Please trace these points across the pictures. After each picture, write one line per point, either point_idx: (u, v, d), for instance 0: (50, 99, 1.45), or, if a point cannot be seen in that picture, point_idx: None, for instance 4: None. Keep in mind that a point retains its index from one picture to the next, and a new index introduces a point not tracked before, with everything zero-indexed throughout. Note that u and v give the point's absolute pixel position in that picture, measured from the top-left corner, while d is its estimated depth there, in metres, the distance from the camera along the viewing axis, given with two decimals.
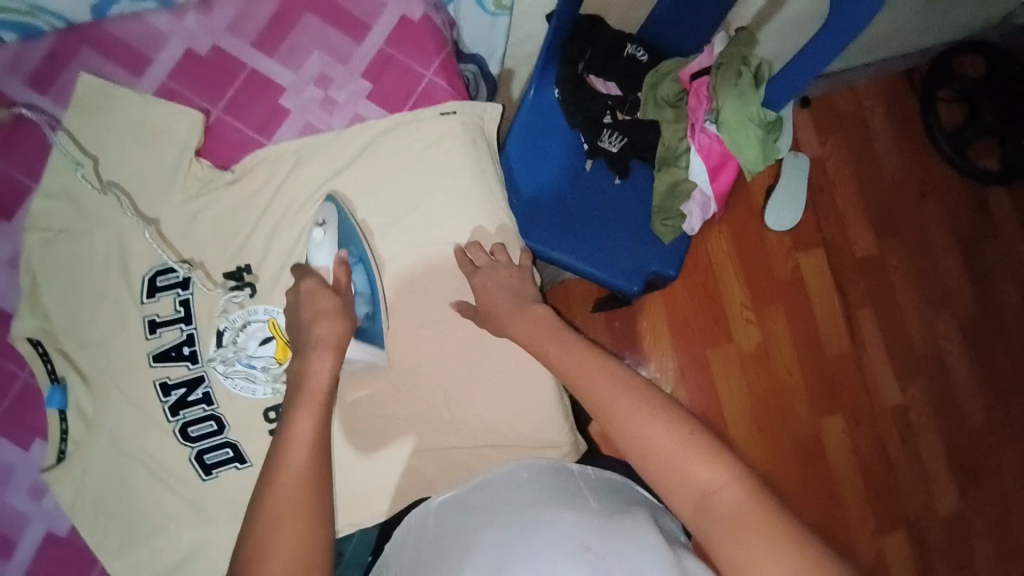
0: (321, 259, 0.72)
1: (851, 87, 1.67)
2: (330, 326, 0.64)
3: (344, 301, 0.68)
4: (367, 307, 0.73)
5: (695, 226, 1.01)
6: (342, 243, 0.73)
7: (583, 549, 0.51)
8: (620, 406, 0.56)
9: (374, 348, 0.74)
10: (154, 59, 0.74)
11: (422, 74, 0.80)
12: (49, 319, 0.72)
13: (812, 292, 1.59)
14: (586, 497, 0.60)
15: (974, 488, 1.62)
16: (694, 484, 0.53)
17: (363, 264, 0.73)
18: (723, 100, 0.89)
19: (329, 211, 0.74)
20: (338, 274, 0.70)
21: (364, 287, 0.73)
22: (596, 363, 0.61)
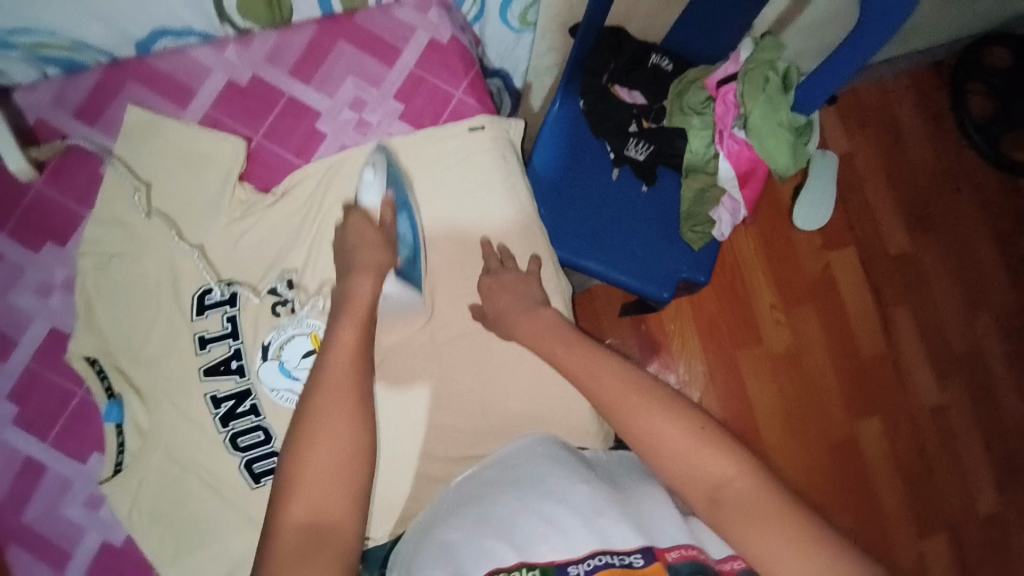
0: (371, 198, 0.75)
1: (879, 82, 1.64)
2: (369, 253, 0.70)
3: (386, 236, 0.72)
4: (409, 253, 0.76)
5: (725, 231, 1.01)
6: (390, 186, 0.76)
7: (595, 514, 0.54)
8: (636, 403, 0.58)
9: (412, 289, 0.77)
10: (198, 90, 0.78)
11: (452, 94, 0.82)
12: (104, 339, 0.75)
13: (844, 290, 1.57)
14: (595, 467, 0.64)
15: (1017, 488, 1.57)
16: (708, 476, 0.54)
17: (408, 210, 0.77)
18: (751, 106, 0.89)
19: (380, 156, 0.78)
20: (385, 215, 0.74)
21: (407, 233, 0.76)
22: (611, 367, 0.63)
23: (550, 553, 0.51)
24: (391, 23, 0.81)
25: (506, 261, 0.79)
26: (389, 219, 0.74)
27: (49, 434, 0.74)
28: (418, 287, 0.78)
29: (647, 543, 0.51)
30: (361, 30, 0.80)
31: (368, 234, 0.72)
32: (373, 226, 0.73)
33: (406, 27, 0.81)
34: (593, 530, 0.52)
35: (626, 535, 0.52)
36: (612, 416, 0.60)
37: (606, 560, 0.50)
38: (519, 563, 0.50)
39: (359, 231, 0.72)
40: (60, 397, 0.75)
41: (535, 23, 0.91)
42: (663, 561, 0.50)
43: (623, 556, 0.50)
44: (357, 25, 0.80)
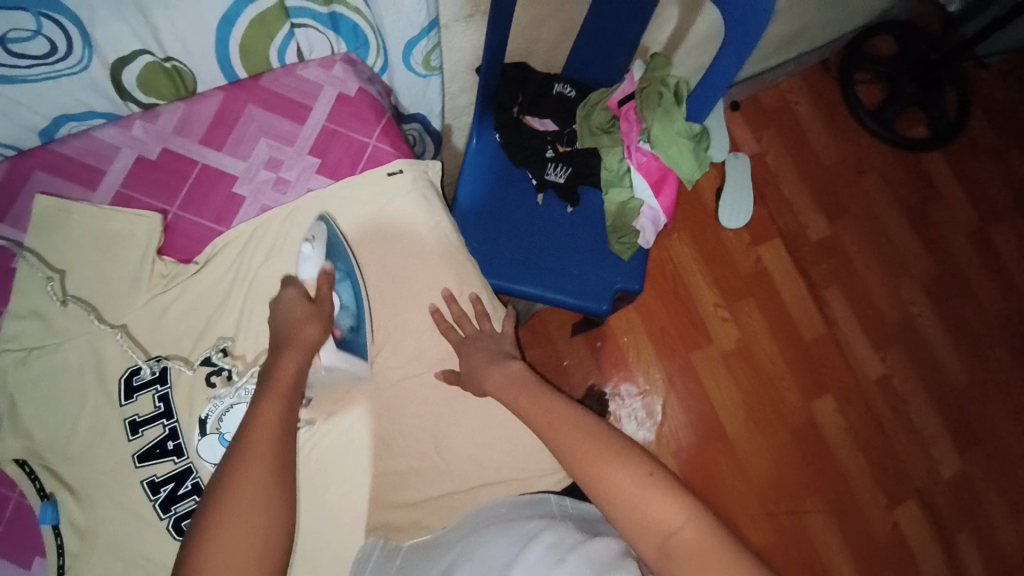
0: (307, 271, 0.77)
1: (775, 86, 1.79)
2: (301, 330, 0.72)
3: (322, 315, 0.75)
4: (352, 319, 0.79)
5: (649, 238, 1.05)
6: (328, 257, 0.79)
7: (559, 558, 0.57)
8: (591, 453, 0.62)
9: (356, 357, 0.79)
10: (106, 170, 0.77)
11: (366, 142, 0.83)
12: (31, 438, 0.71)
13: (778, 280, 1.65)
14: (567, 520, 0.67)
15: (970, 442, 1.65)
16: (657, 525, 0.56)
17: (350, 277, 0.79)
18: (651, 120, 0.96)
19: (320, 227, 0.79)
20: (321, 289, 0.76)
21: (349, 301, 0.79)
22: (569, 414, 0.67)
23: None
24: (297, 83, 0.82)
25: (484, 322, 0.83)
26: (326, 292, 0.76)
27: None
28: (363, 353, 0.80)
29: None
30: (267, 91, 0.81)
31: (300, 313, 0.73)
32: (307, 301, 0.75)
33: (312, 84, 0.82)
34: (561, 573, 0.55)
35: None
36: (570, 459, 0.63)
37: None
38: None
39: (291, 309, 0.74)
40: None
41: (440, 66, 0.93)
42: None
43: None
44: (263, 87, 0.81)
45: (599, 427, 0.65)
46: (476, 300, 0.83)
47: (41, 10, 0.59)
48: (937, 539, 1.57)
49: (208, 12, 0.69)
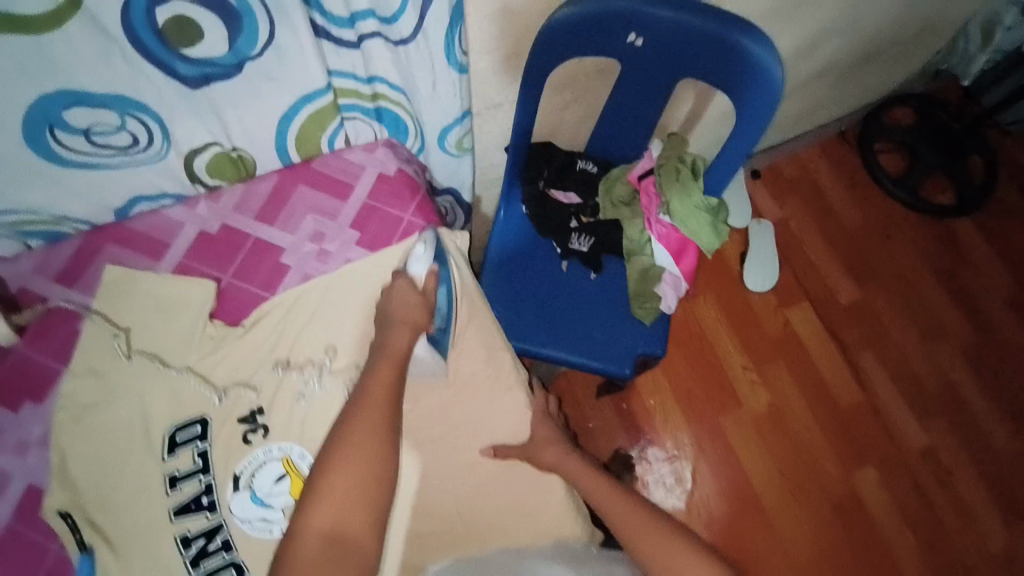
0: (418, 266, 0.82)
1: (794, 155, 1.84)
2: (409, 312, 0.79)
3: (426, 302, 0.80)
4: (443, 320, 0.84)
5: (672, 305, 1.08)
6: (435, 259, 0.84)
7: None
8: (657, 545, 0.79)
9: (438, 354, 0.83)
10: (171, 243, 0.85)
11: (402, 217, 0.90)
12: (76, 490, 0.75)
13: (807, 344, 1.63)
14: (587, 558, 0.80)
15: None
16: None
17: (448, 284, 0.85)
18: (670, 194, 1.01)
19: (431, 233, 0.86)
20: (428, 283, 0.82)
21: (444, 305, 0.84)
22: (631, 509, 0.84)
23: None
24: (344, 165, 0.91)
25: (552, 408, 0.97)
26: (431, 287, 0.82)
27: None
28: (444, 352, 0.84)
29: None
30: (318, 173, 0.90)
31: (411, 299, 0.79)
32: (416, 292, 0.80)
33: (357, 166, 0.91)
34: None
35: None
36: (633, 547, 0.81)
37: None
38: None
39: (402, 296, 0.79)
40: (35, 553, 0.73)
41: (471, 147, 1.02)
42: None
43: None
44: (314, 169, 0.90)
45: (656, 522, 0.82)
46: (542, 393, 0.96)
47: (126, 110, 0.70)
48: None
49: (270, 109, 0.79)
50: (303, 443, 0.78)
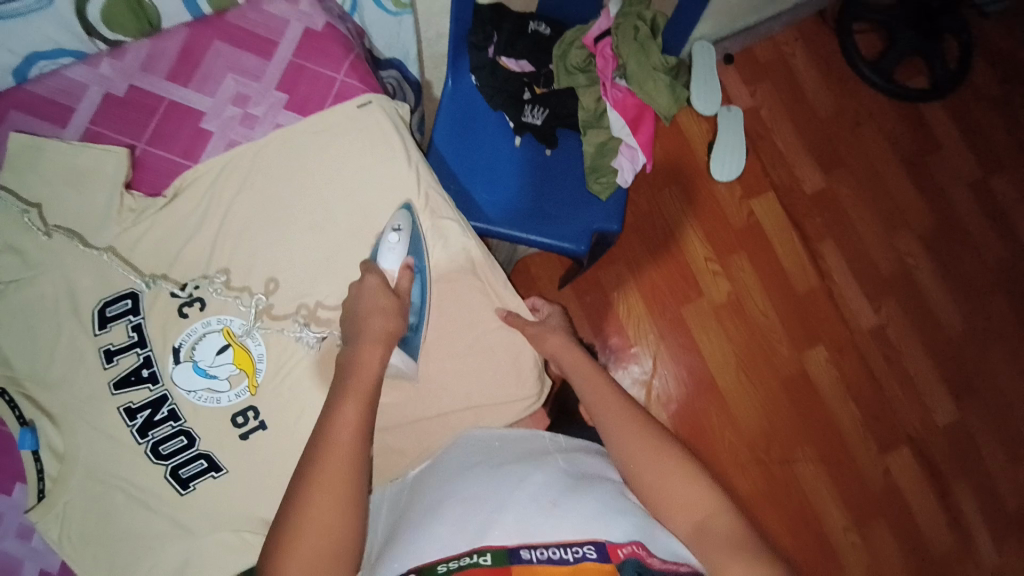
0: (390, 261, 0.76)
1: (769, 37, 1.74)
2: (381, 321, 0.71)
3: (400, 304, 0.73)
4: (416, 317, 0.79)
5: (628, 178, 1.03)
6: (410, 251, 0.78)
7: (552, 503, 0.62)
8: (645, 453, 0.68)
9: (408, 355, 0.78)
10: (75, 107, 0.76)
11: (334, 78, 0.82)
12: (11, 366, 0.73)
13: (770, 233, 1.64)
14: (555, 460, 0.71)
15: (968, 392, 1.64)
16: (693, 509, 0.62)
17: (423, 275, 0.80)
18: (625, 53, 0.97)
19: (404, 216, 0.79)
20: (402, 279, 0.76)
21: (418, 298, 0.79)
22: (621, 399, 0.75)
23: (503, 537, 0.58)
24: (263, 18, 0.81)
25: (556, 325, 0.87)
26: (405, 285, 0.76)
27: None
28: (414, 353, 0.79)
29: (604, 538, 0.57)
30: (234, 26, 0.80)
31: (384, 302, 0.72)
32: (389, 292, 0.74)
33: (279, 20, 0.81)
34: (548, 516, 0.60)
35: (574, 524, 0.59)
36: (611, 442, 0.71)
37: (561, 554, 0.55)
38: (470, 549, 0.57)
39: (374, 299, 0.73)
40: None
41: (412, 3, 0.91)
42: (616, 557, 0.54)
43: (577, 547, 0.56)
44: (229, 23, 0.80)
45: (620, 395, 0.75)
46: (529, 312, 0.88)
47: None
48: (932, 485, 1.58)
49: None
50: (243, 315, 0.76)
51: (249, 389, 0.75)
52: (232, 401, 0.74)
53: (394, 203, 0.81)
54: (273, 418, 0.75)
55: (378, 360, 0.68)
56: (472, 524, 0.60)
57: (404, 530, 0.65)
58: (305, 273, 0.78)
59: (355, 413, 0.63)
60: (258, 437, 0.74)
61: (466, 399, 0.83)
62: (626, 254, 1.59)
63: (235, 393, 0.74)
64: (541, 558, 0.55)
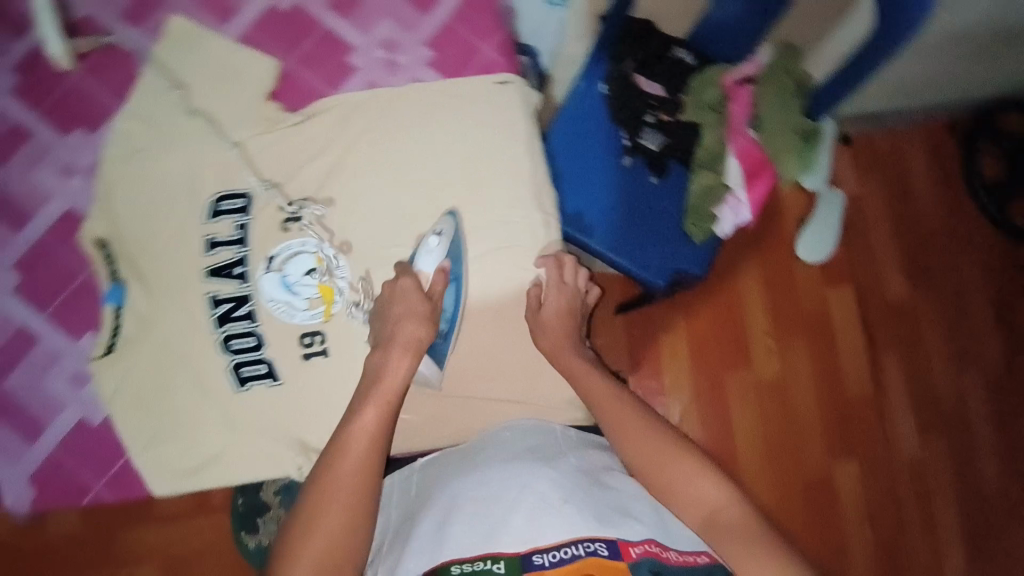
0: (426, 263, 0.76)
1: (891, 130, 1.60)
2: (412, 330, 0.71)
3: (432, 310, 0.73)
4: (446, 326, 0.78)
5: (727, 229, 1.04)
6: (448, 256, 0.77)
7: (562, 501, 0.61)
8: (652, 445, 0.66)
9: (434, 364, 0.78)
10: (240, 10, 0.81)
11: (480, 49, 0.84)
12: (116, 225, 0.76)
13: (838, 327, 1.53)
14: (568, 456, 0.69)
15: (986, 559, 1.50)
16: (703, 501, 0.61)
17: (458, 283, 0.78)
18: (763, 105, 0.97)
19: (449, 223, 0.78)
20: (435, 285, 0.75)
21: (451, 307, 0.78)
22: (620, 398, 0.71)
23: (515, 545, 0.58)
24: None
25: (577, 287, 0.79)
26: (439, 290, 0.75)
27: (51, 305, 0.76)
28: (441, 361, 0.79)
29: (614, 535, 0.58)
30: None
31: (416, 307, 0.72)
32: (421, 294, 0.73)
33: None
34: (561, 519, 0.59)
35: (587, 522, 0.59)
36: (613, 433, 0.69)
37: (574, 550, 0.57)
38: (483, 555, 0.58)
39: (407, 301, 0.72)
40: (64, 275, 0.76)
41: None
42: (627, 555, 0.57)
43: (592, 542, 0.57)
44: None
45: (623, 393, 0.72)
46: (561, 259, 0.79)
47: None
48: None
49: None
50: (335, 244, 0.78)
51: (324, 314, 0.76)
52: (306, 320, 0.75)
53: (505, 180, 0.81)
54: (339, 349, 0.75)
55: (405, 370, 0.68)
56: (471, 529, 0.60)
57: (405, 528, 0.65)
58: (405, 224, 0.79)
59: (373, 417, 0.65)
60: (319, 361, 0.75)
61: (511, 390, 0.81)
62: (685, 302, 1.50)
63: (311, 314, 0.75)
64: (553, 561, 0.56)
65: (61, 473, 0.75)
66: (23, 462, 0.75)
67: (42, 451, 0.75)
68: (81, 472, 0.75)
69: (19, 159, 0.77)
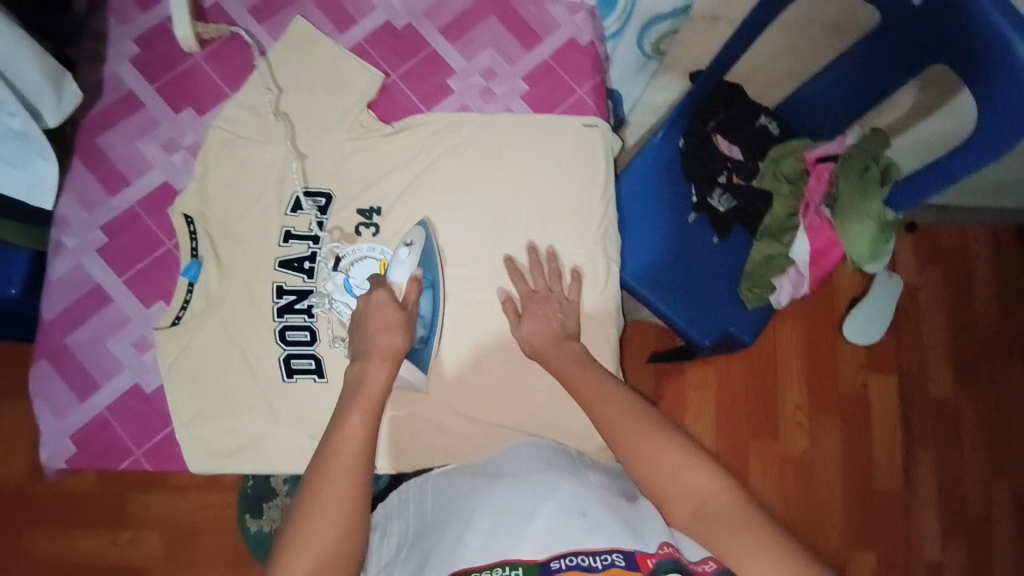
0: (399, 274, 0.75)
1: (962, 226, 1.53)
2: (390, 336, 0.69)
3: (408, 318, 0.71)
4: (425, 330, 0.77)
5: (783, 300, 1.00)
6: (421, 264, 0.77)
7: (581, 514, 0.54)
8: (636, 435, 0.60)
9: (418, 368, 0.78)
10: (358, 22, 0.85)
11: (574, 90, 0.86)
12: (206, 204, 0.79)
13: (875, 414, 1.44)
14: (587, 473, 0.63)
15: None
16: (692, 492, 0.56)
17: (434, 289, 0.78)
18: (844, 187, 0.94)
19: (418, 232, 0.79)
20: (409, 293, 0.73)
21: (427, 311, 0.78)
22: (610, 390, 0.66)
23: (534, 550, 0.52)
24: (540, 15, 0.87)
25: (553, 285, 0.79)
26: (414, 299, 0.73)
27: (128, 272, 0.79)
28: (425, 366, 0.78)
29: (632, 546, 0.51)
30: (513, 12, 0.87)
31: (391, 313, 0.70)
32: (396, 305, 0.71)
33: (552, 21, 0.87)
34: (580, 530, 0.52)
35: (610, 531, 0.52)
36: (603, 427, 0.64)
37: (587, 561, 0.50)
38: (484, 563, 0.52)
39: (381, 309, 0.70)
40: (148, 243, 0.79)
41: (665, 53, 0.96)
42: (645, 566, 0.49)
43: (605, 554, 0.50)
44: (511, 7, 0.87)
45: (615, 385, 0.67)
46: (534, 248, 0.81)
47: None
48: None
49: None
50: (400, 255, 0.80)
51: None
52: None
53: (574, 221, 0.83)
54: None
55: (383, 379, 0.66)
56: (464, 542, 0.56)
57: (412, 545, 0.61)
58: (470, 248, 0.82)
59: (360, 424, 0.62)
60: None
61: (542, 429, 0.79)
62: (720, 361, 1.44)
63: None
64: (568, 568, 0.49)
65: (106, 434, 0.75)
66: (68, 419, 0.75)
67: (89, 410, 0.76)
68: (124, 436, 0.75)
69: (128, 127, 0.81)
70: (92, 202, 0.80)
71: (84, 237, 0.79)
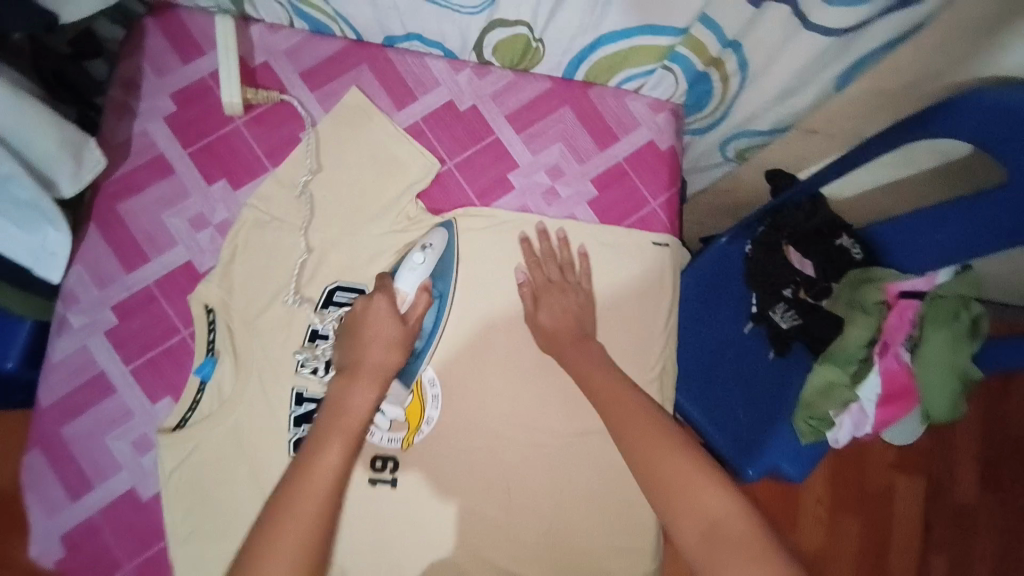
0: (407, 281, 0.68)
1: None
2: (384, 352, 0.64)
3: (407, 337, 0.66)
4: (421, 342, 0.72)
5: (841, 439, 0.84)
6: (434, 274, 0.72)
7: None
8: (649, 443, 0.59)
9: (403, 384, 0.71)
10: (418, 98, 0.76)
11: (648, 201, 0.77)
12: (229, 293, 0.72)
13: (899, 521, 1.18)
14: None
15: None
16: (702, 510, 0.55)
17: (441, 301, 0.73)
18: (932, 336, 0.81)
19: (439, 238, 0.72)
20: (417, 303, 0.68)
21: (429, 325, 0.72)
22: (624, 388, 0.65)
23: None
24: (619, 111, 0.78)
25: (567, 272, 0.74)
26: (419, 311, 0.68)
27: (136, 361, 0.71)
28: (409, 380, 0.72)
29: None
30: (591, 105, 0.77)
31: (390, 331, 0.65)
32: (398, 315, 0.66)
33: (633, 119, 0.78)
34: None
35: None
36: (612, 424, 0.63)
37: None
38: None
39: (380, 320, 0.65)
40: (163, 329, 0.72)
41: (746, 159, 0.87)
42: None
43: None
44: (589, 99, 0.77)
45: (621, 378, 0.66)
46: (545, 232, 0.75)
47: None
48: None
49: (574, 40, 0.71)
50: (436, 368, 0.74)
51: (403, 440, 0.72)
52: (385, 441, 0.72)
53: (631, 352, 0.74)
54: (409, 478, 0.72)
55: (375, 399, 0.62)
56: None
57: None
58: (513, 369, 0.74)
59: (338, 455, 0.59)
60: (382, 487, 0.72)
61: None
62: None
63: (390, 436, 0.72)
64: None
65: (95, 541, 0.68)
66: (58, 518, 0.69)
67: (81, 511, 0.69)
68: (115, 546, 0.69)
69: (153, 194, 0.73)
70: (104, 277, 0.72)
71: (92, 315, 0.72)
